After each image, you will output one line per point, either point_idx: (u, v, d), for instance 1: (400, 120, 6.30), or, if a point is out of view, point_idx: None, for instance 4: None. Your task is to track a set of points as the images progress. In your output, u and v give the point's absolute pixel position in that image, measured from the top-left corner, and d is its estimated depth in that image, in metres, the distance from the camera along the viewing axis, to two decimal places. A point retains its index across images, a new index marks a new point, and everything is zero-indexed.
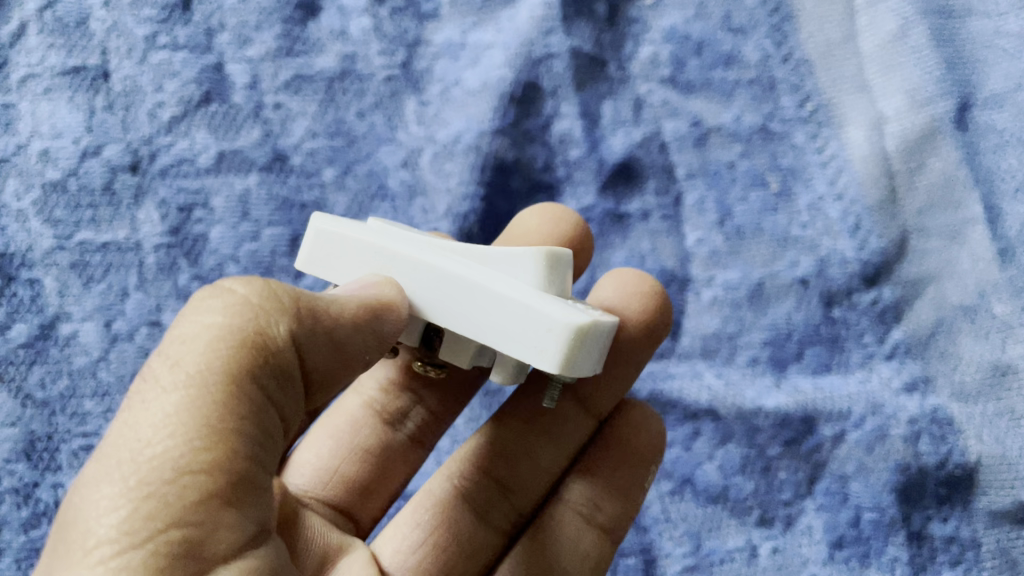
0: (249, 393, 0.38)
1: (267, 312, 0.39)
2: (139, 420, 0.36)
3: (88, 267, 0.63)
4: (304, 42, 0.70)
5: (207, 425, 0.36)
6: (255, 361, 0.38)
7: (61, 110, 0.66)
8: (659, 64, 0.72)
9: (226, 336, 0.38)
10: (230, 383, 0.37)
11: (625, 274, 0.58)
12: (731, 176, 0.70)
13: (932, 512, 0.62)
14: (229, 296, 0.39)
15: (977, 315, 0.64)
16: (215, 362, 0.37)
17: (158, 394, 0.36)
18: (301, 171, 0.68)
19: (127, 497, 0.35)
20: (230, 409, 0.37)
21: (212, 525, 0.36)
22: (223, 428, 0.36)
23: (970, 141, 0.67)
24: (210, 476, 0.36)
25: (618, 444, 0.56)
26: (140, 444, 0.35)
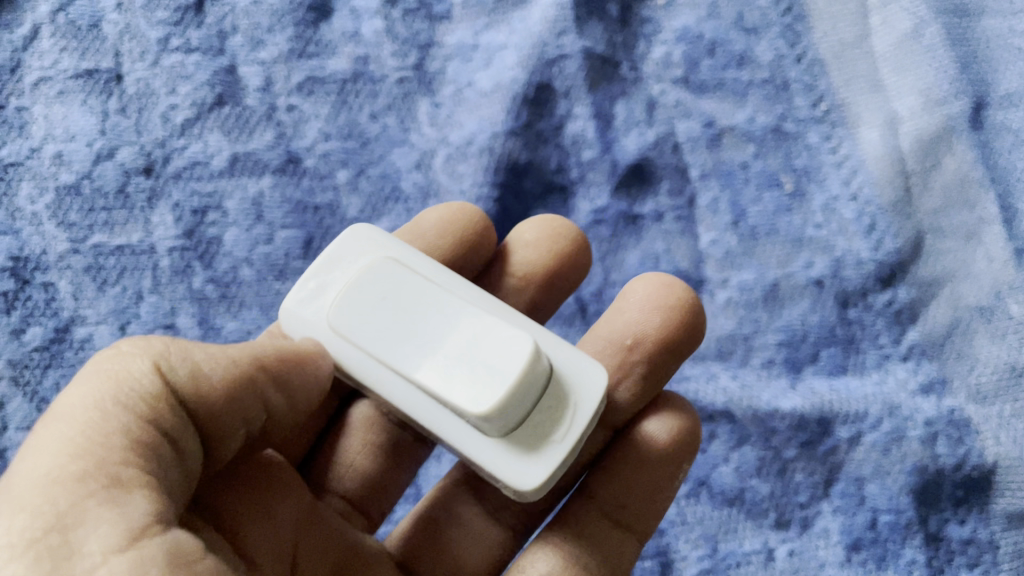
0: (120, 413, 0.39)
1: (142, 353, 0.41)
2: (24, 455, 0.38)
3: (102, 270, 0.62)
4: (317, 44, 0.71)
5: (78, 444, 0.37)
6: (126, 387, 0.39)
7: (74, 113, 0.66)
8: (672, 64, 0.72)
9: (94, 376, 0.40)
10: (104, 407, 0.39)
11: (655, 285, 0.57)
12: (745, 177, 0.70)
13: (949, 514, 0.61)
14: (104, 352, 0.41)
15: (993, 315, 0.64)
16: (80, 394, 0.39)
17: (35, 434, 0.39)
18: (314, 173, 0.67)
19: (8, 512, 0.36)
20: (104, 427, 0.38)
21: (91, 522, 0.36)
22: (93, 445, 0.38)
23: (984, 141, 0.67)
24: (83, 480, 0.36)
25: (646, 441, 0.53)
26: (16, 472, 0.37)
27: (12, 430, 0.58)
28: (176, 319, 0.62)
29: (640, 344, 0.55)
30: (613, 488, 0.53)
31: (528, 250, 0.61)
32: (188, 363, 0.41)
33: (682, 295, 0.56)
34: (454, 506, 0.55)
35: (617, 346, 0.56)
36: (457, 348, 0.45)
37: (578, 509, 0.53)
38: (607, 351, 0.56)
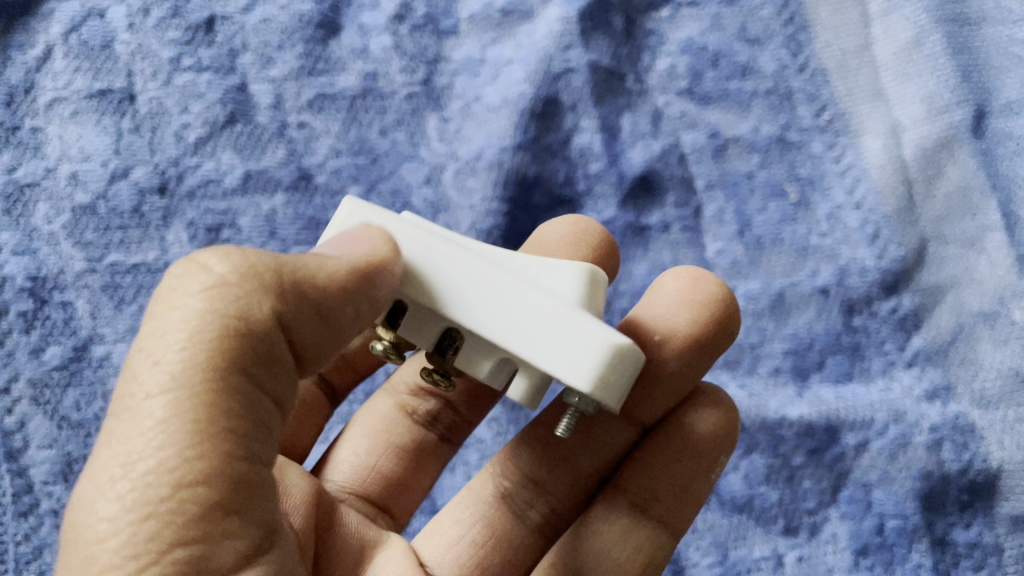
0: (242, 383, 0.36)
1: (249, 293, 0.37)
2: (129, 430, 0.35)
3: (119, 288, 0.65)
4: (326, 62, 0.72)
5: (196, 429, 0.34)
6: (240, 351, 0.36)
7: (88, 133, 0.68)
8: (677, 76, 0.73)
9: (198, 330, 0.35)
10: (221, 378, 0.35)
11: (684, 278, 0.54)
12: (750, 187, 0.70)
13: (954, 518, 0.62)
14: (201, 293, 0.36)
15: (997, 321, 0.65)
16: (184, 356, 0.35)
17: (135, 408, 0.35)
18: (325, 190, 0.69)
19: (129, 512, 0.34)
20: (218, 405, 0.35)
21: (220, 535, 0.35)
22: (211, 430, 0.34)
23: (986, 149, 0.68)
24: (213, 483, 0.34)
25: (683, 436, 0.53)
26: (124, 458, 0.34)
27: (34, 448, 0.60)
28: None
29: (671, 345, 0.52)
30: (647, 481, 0.53)
31: (558, 228, 0.62)
32: (303, 306, 0.38)
33: (715, 291, 0.53)
34: (479, 508, 0.56)
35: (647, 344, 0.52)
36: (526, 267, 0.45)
37: (612, 502, 0.53)
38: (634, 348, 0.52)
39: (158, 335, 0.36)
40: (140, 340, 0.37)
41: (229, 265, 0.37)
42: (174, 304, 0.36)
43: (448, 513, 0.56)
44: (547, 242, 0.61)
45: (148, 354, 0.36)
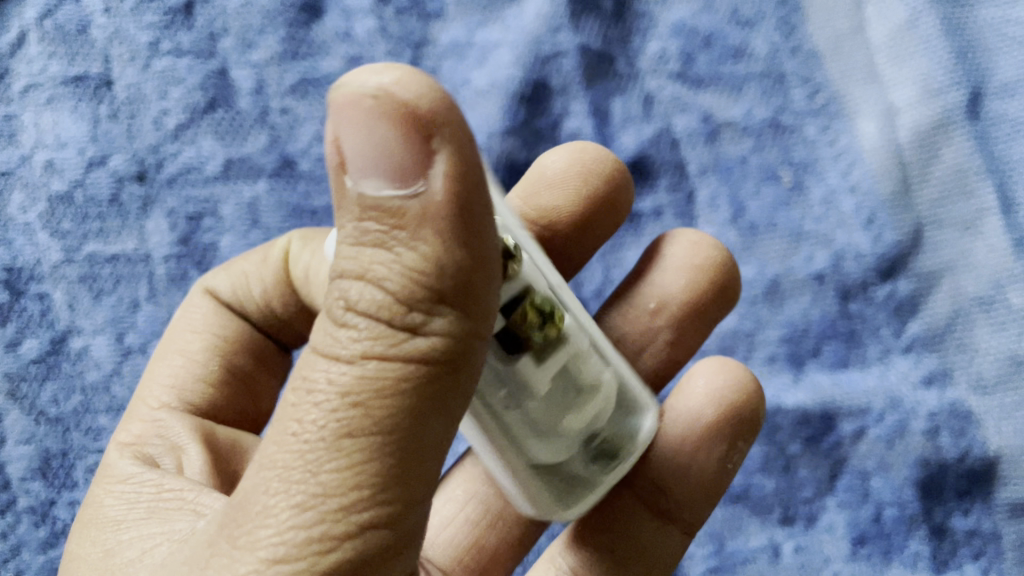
0: (437, 423, 0.31)
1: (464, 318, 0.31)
2: (315, 454, 0.30)
3: (97, 280, 0.64)
4: (309, 45, 0.70)
5: (392, 472, 0.30)
6: (435, 388, 0.31)
7: (65, 120, 0.67)
8: (668, 58, 0.71)
9: (385, 366, 0.30)
10: (415, 420, 0.30)
11: (683, 242, 0.54)
12: (744, 172, 0.69)
13: (952, 506, 0.61)
14: (380, 321, 0.30)
15: (993, 307, 0.63)
16: (367, 396, 0.30)
17: (305, 445, 0.30)
18: (309, 176, 0.67)
19: (300, 554, 0.30)
20: (420, 445, 0.31)
21: (394, 569, 0.32)
22: (405, 475, 0.31)
23: (984, 130, 0.65)
24: (395, 524, 0.31)
25: (689, 422, 0.51)
26: (290, 494, 0.30)
27: (12, 443, 0.60)
28: None
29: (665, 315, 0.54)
30: (652, 474, 0.51)
31: (559, 158, 0.57)
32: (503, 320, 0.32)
33: (714, 254, 0.54)
34: (474, 486, 0.55)
35: (647, 314, 0.54)
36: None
37: (617, 494, 0.52)
38: (633, 316, 0.54)
39: (333, 359, 0.31)
40: (308, 355, 0.31)
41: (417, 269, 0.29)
42: (346, 325, 0.30)
43: (443, 491, 0.55)
44: (546, 170, 0.57)
45: (327, 382, 0.30)
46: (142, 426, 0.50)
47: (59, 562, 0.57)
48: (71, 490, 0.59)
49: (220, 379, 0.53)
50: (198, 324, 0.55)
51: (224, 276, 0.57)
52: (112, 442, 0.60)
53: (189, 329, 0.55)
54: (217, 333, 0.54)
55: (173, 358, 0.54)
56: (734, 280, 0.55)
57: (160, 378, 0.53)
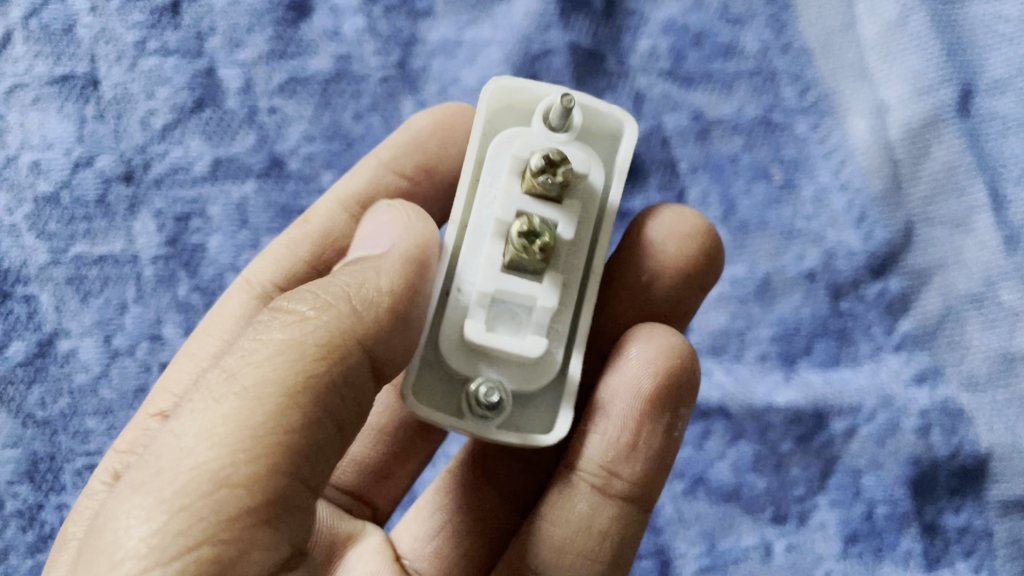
0: (307, 402, 0.35)
1: (333, 323, 0.37)
2: (187, 425, 0.34)
3: (85, 281, 0.65)
4: (297, 44, 0.70)
5: (251, 435, 0.34)
6: (311, 366, 0.36)
7: (51, 121, 0.67)
8: (658, 56, 0.71)
9: (272, 347, 0.36)
10: (287, 391, 0.35)
11: (664, 212, 0.53)
12: (735, 170, 0.69)
13: (944, 503, 0.62)
14: (281, 315, 0.37)
15: (985, 304, 0.63)
16: (249, 372, 0.35)
17: (187, 421, 0.34)
18: (299, 177, 0.68)
19: (162, 510, 0.32)
20: (283, 419, 0.35)
21: (252, 545, 0.34)
22: (263, 438, 0.34)
23: (974, 128, 0.65)
24: (258, 492, 0.34)
25: (626, 385, 0.47)
26: (160, 463, 0.34)
27: None
28: (163, 329, 0.64)
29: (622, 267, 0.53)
30: (599, 455, 0.47)
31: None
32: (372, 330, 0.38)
33: (698, 223, 0.53)
34: (459, 492, 0.53)
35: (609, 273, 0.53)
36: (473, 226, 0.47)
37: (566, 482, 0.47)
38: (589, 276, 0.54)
39: (232, 355, 0.36)
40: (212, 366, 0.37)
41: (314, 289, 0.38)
42: (252, 331, 0.37)
43: (427, 501, 0.53)
44: None
45: (221, 371, 0.36)
46: (135, 432, 0.52)
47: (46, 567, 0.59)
48: (59, 493, 0.61)
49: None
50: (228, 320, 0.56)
51: (265, 265, 0.58)
52: (99, 446, 0.62)
53: (221, 324, 0.57)
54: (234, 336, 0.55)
55: (187, 362, 0.55)
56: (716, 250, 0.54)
57: (170, 384, 0.54)
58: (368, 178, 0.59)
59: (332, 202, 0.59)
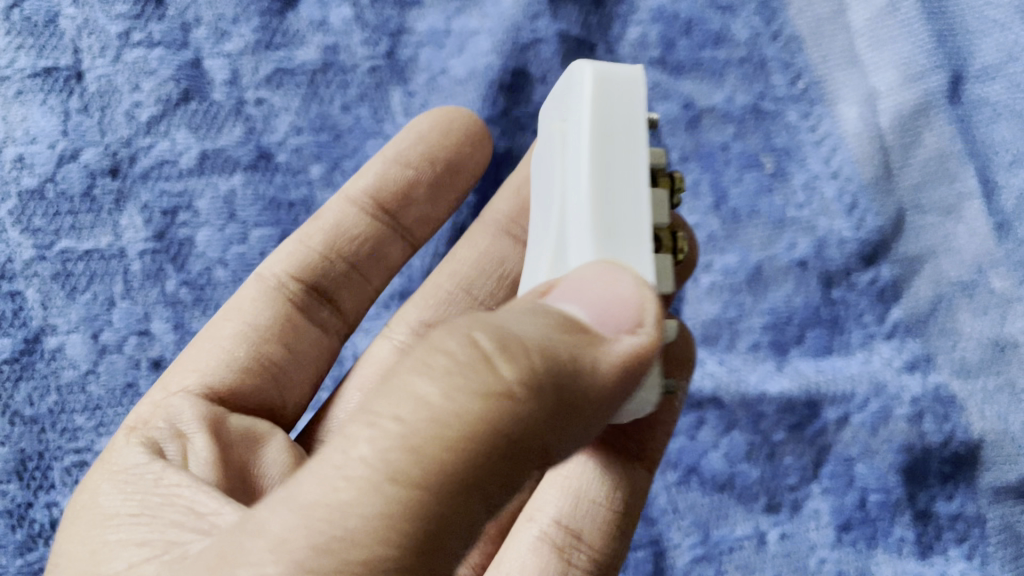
0: (483, 488, 0.30)
1: (531, 406, 0.30)
2: (344, 487, 0.29)
3: (71, 276, 0.64)
4: (284, 35, 0.69)
5: (419, 529, 0.29)
6: (496, 451, 0.29)
7: (34, 114, 0.67)
8: (648, 45, 0.70)
9: (446, 413, 0.29)
10: (465, 483, 0.29)
11: None
12: (726, 158, 0.68)
13: (936, 490, 0.61)
14: (477, 367, 0.29)
15: (976, 291, 0.63)
16: (421, 438, 0.29)
17: (348, 480, 0.29)
18: (286, 169, 0.67)
19: None
20: (455, 510, 0.30)
21: None
22: (426, 536, 0.29)
23: (964, 114, 0.65)
24: None
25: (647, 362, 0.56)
26: (299, 507, 0.29)
27: None
28: (150, 325, 0.64)
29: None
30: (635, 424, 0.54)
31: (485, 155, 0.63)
32: (569, 408, 0.31)
33: None
34: None
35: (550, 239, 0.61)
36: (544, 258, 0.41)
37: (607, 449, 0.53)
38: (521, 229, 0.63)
39: (404, 398, 0.30)
40: (379, 391, 0.31)
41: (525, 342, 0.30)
42: (427, 366, 0.30)
43: None
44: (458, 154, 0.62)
45: (393, 421, 0.29)
46: (154, 409, 0.51)
47: (36, 565, 0.59)
48: (48, 492, 0.61)
49: (246, 365, 0.54)
50: (239, 307, 0.57)
51: (268, 261, 0.59)
52: (88, 443, 0.61)
53: (233, 310, 0.57)
54: (248, 318, 0.56)
55: (205, 345, 0.55)
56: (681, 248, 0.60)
57: (191, 366, 0.53)
58: (378, 174, 0.60)
59: (339, 200, 0.60)
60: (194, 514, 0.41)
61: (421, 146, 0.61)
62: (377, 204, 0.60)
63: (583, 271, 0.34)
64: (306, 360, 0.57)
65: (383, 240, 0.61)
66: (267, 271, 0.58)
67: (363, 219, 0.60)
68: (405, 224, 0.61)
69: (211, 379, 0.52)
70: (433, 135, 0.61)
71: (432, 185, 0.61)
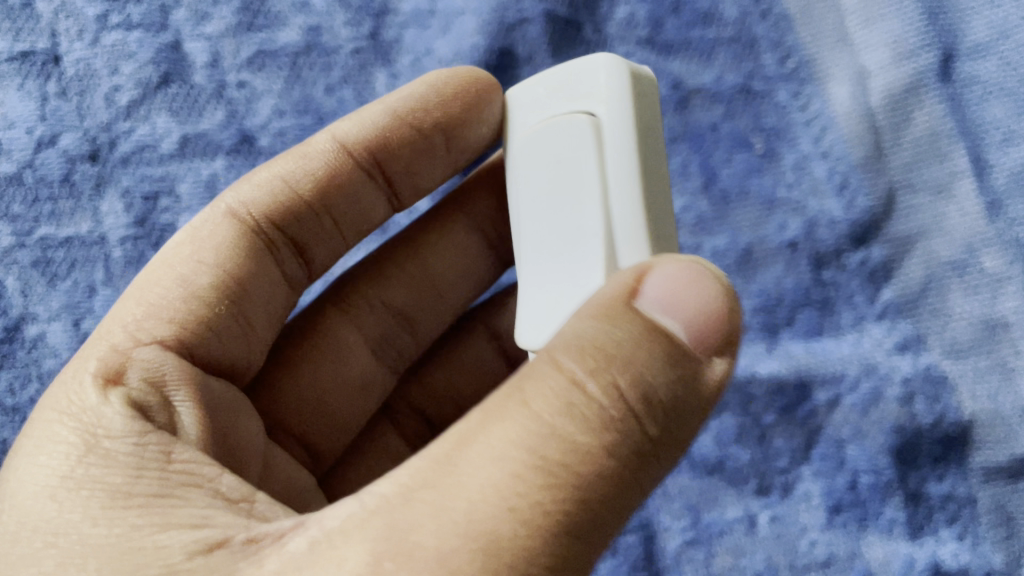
0: (616, 511, 0.35)
1: (654, 437, 0.36)
2: (507, 499, 0.34)
3: (51, 264, 0.63)
4: (265, 16, 0.68)
5: (573, 544, 0.34)
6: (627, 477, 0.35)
7: (12, 98, 0.66)
8: (637, 24, 0.69)
9: (601, 458, 0.34)
10: (606, 504, 0.34)
11: None
12: (715, 139, 0.68)
13: (928, 471, 0.61)
14: (608, 410, 0.35)
15: (967, 271, 0.62)
16: (585, 488, 0.34)
17: (526, 519, 0.33)
18: (269, 152, 0.66)
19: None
20: (599, 529, 0.35)
21: None
22: (576, 545, 0.34)
23: (955, 92, 0.63)
24: None
25: None
26: (472, 527, 0.33)
27: None
28: None
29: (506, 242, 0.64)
30: None
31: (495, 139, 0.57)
32: (676, 442, 0.37)
33: None
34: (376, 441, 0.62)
35: (486, 240, 0.64)
36: (590, 255, 0.42)
37: None
38: (459, 217, 0.63)
39: (564, 439, 0.34)
40: (523, 422, 0.35)
41: (651, 388, 0.36)
42: (577, 412, 0.35)
43: None
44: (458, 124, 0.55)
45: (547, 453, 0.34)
46: (117, 356, 0.45)
47: None
48: None
49: (225, 324, 0.50)
50: (207, 249, 0.51)
51: (244, 191, 0.54)
52: None
53: (200, 248, 0.51)
54: (224, 266, 0.50)
55: (170, 284, 0.49)
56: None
57: (151, 301, 0.48)
58: (370, 119, 0.56)
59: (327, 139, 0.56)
60: (225, 501, 0.40)
61: (432, 108, 0.55)
62: (367, 156, 0.56)
63: (670, 274, 0.37)
64: (269, 316, 0.54)
65: (367, 199, 0.57)
66: (246, 205, 0.53)
67: (353, 173, 0.56)
68: (392, 182, 0.57)
69: (184, 331, 0.48)
70: (447, 103, 0.54)
71: (433, 152, 0.56)
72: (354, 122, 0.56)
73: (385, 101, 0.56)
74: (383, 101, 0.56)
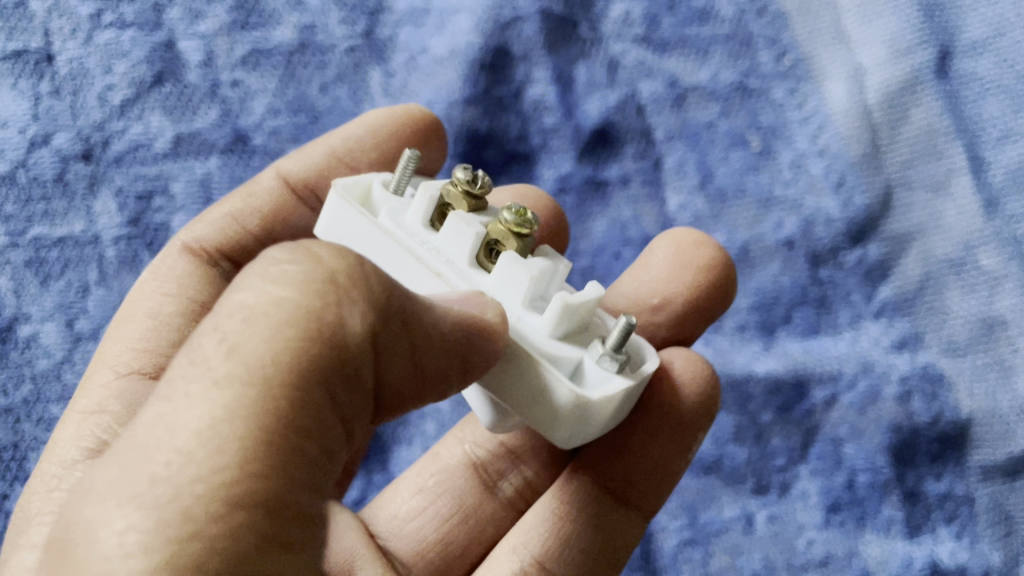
0: (317, 375, 0.29)
1: (351, 290, 0.30)
2: (177, 398, 0.28)
3: (44, 264, 0.63)
4: (260, 15, 0.69)
5: (261, 415, 0.28)
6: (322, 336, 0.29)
7: (5, 97, 0.65)
8: (633, 21, 0.69)
9: (290, 313, 0.29)
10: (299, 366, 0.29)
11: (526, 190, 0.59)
12: (711, 138, 0.68)
13: (925, 470, 0.61)
14: (280, 270, 0.30)
15: (964, 268, 0.62)
16: (271, 354, 0.28)
17: (189, 404, 0.28)
18: (263, 151, 0.66)
19: (141, 505, 0.26)
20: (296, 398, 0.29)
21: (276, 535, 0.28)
22: (268, 420, 0.28)
23: (953, 89, 0.62)
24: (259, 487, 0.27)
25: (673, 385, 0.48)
26: (143, 440, 0.27)
27: None
28: None
29: None
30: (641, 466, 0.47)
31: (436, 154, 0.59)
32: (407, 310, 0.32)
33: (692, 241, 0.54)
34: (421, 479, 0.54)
35: None
36: None
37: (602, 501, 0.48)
38: None
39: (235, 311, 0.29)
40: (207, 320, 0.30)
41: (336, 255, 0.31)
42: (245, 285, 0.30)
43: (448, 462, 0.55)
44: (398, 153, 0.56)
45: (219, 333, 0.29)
46: (91, 395, 0.46)
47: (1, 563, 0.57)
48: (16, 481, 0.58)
49: None
50: (168, 284, 0.51)
51: (198, 229, 0.53)
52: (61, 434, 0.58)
53: (163, 285, 0.51)
54: (188, 295, 0.50)
55: (140, 320, 0.49)
56: (725, 298, 0.54)
57: (121, 338, 0.49)
58: (310, 160, 0.55)
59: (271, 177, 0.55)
60: None
61: (367, 149, 0.55)
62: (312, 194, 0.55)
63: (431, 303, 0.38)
64: None
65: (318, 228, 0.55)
66: (201, 242, 0.53)
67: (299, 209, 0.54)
68: None
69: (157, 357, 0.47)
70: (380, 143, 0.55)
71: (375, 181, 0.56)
72: (297, 159, 0.55)
73: (326, 142, 0.56)
74: (324, 142, 0.56)
